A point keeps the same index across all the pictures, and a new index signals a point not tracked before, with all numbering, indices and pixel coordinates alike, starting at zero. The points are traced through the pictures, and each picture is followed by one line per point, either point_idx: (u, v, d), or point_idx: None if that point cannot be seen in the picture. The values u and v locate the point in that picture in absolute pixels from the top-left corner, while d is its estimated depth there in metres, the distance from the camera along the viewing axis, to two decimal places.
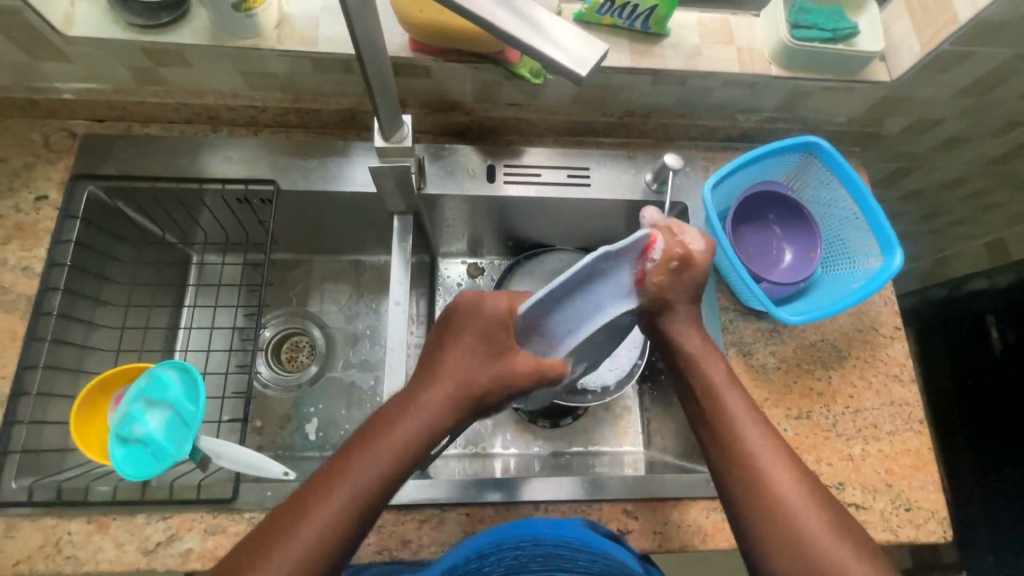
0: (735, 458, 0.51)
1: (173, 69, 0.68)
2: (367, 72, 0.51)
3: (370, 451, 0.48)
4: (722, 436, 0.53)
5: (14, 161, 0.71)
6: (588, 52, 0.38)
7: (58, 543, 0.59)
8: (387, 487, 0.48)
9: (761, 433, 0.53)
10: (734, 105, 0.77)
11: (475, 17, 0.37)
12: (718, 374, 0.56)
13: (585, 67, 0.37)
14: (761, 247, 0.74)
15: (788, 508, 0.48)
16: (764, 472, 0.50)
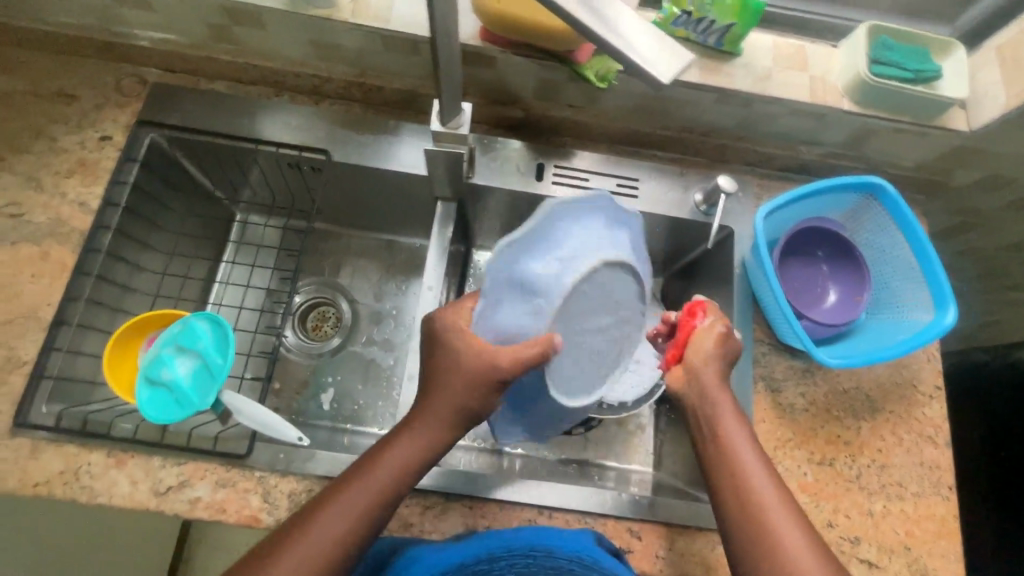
0: (743, 511, 0.51)
1: (247, 30, 0.69)
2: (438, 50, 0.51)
3: (385, 466, 0.52)
4: (733, 489, 0.52)
5: (85, 100, 0.74)
6: (671, 57, 0.35)
7: (77, 471, 0.60)
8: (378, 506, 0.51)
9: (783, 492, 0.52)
10: (799, 135, 0.74)
11: (556, 10, 0.35)
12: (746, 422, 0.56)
13: (667, 74, 0.35)
14: (805, 284, 0.72)
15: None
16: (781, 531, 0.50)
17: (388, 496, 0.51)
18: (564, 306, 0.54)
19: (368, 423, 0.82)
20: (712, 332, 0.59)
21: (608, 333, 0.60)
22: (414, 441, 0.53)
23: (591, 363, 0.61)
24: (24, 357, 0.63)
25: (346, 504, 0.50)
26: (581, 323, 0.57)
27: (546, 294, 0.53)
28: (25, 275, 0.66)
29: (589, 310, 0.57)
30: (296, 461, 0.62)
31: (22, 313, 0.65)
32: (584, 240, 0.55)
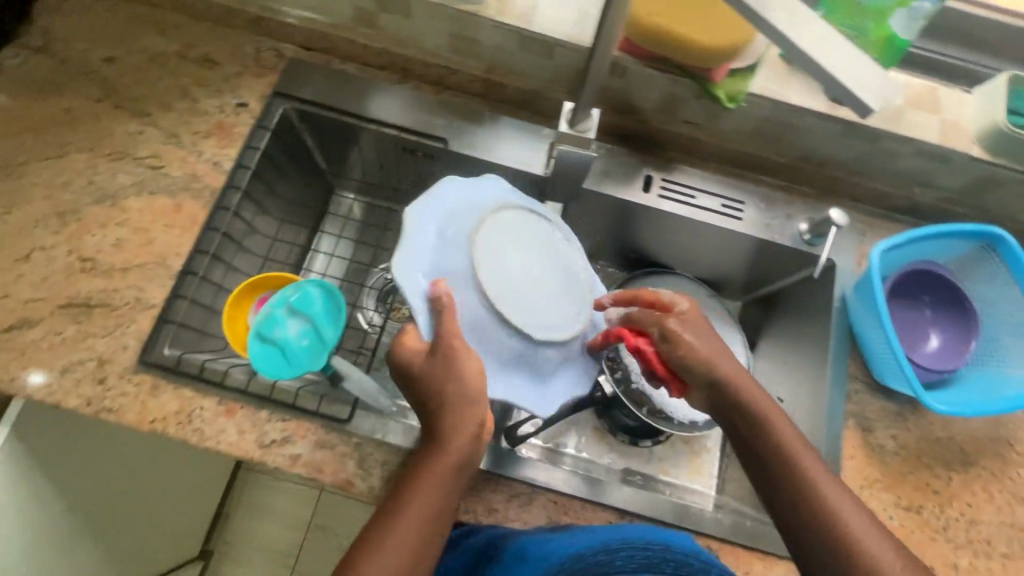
0: (831, 537, 0.52)
1: (391, 17, 0.73)
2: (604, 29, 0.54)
3: (418, 494, 0.51)
4: (815, 516, 0.53)
5: (226, 67, 0.78)
6: (878, 85, 0.35)
7: (190, 414, 0.64)
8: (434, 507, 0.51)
9: (859, 516, 0.53)
10: (917, 176, 0.74)
11: (769, 31, 0.36)
12: (802, 448, 0.56)
13: (875, 102, 0.35)
14: (906, 326, 0.71)
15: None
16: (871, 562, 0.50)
17: (433, 520, 0.51)
18: (480, 262, 0.57)
19: None
20: (671, 334, 0.58)
21: (557, 267, 0.60)
22: (440, 465, 0.52)
23: (557, 301, 0.59)
24: (152, 301, 0.67)
25: (395, 540, 0.49)
26: (513, 271, 0.58)
27: (456, 266, 0.56)
28: (159, 224, 0.70)
29: (517, 271, 0.58)
30: (391, 433, 0.65)
31: (153, 259, 0.69)
32: (433, 215, 0.59)
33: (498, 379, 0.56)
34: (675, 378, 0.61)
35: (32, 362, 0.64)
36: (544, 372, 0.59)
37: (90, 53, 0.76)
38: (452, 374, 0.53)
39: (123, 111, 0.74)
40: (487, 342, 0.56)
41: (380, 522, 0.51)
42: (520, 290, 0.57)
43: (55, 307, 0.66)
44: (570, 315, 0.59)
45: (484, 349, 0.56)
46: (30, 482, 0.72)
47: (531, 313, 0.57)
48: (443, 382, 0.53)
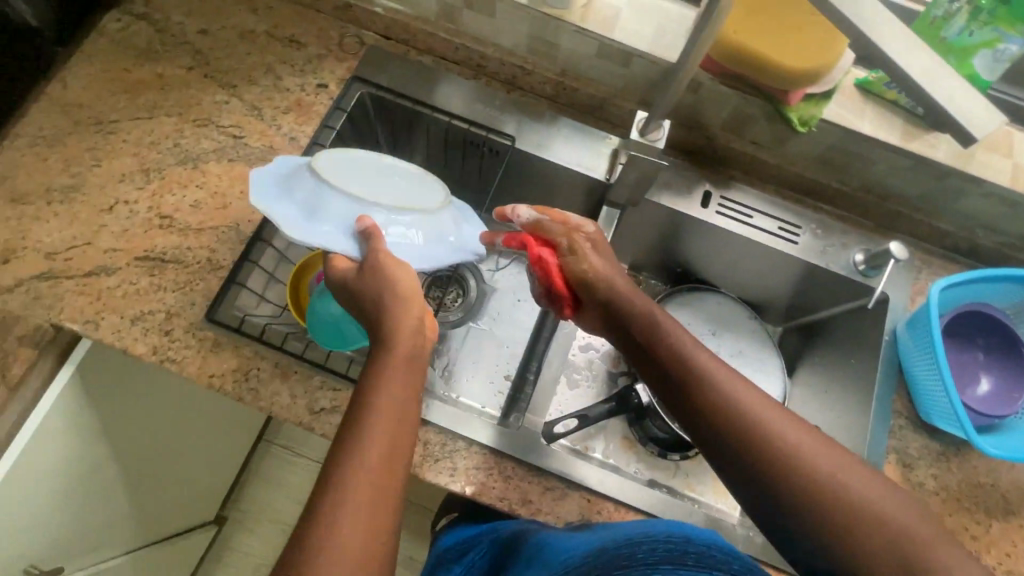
0: (795, 473, 0.49)
1: (476, 14, 0.75)
2: (694, 47, 0.55)
3: (378, 399, 0.49)
4: (774, 454, 0.50)
5: (311, 49, 0.82)
6: (981, 121, 0.38)
7: (247, 373, 0.66)
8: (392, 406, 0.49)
9: (803, 438, 0.51)
10: (982, 218, 0.73)
11: (886, 58, 0.38)
12: (729, 379, 0.54)
13: (979, 129, 0.38)
14: (957, 366, 0.71)
15: (875, 521, 0.47)
16: (829, 482, 0.48)
17: (399, 425, 0.48)
18: (353, 192, 0.59)
19: (474, 398, 0.84)
20: (579, 248, 0.63)
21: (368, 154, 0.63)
22: (392, 364, 0.51)
23: (410, 175, 0.64)
24: (222, 262, 0.70)
25: (364, 449, 0.46)
26: (366, 181, 0.61)
27: (323, 205, 0.58)
28: (236, 190, 0.74)
29: (388, 186, 0.62)
30: (437, 414, 0.66)
31: (226, 222, 0.72)
32: (283, 180, 0.60)
33: (430, 248, 0.62)
34: (570, 295, 0.65)
35: (106, 307, 0.67)
36: (458, 245, 0.65)
37: (186, 24, 0.81)
38: (381, 281, 0.55)
39: (211, 82, 0.78)
40: (404, 240, 0.61)
41: (344, 442, 0.47)
42: (384, 189, 0.62)
43: (132, 258, 0.69)
44: (432, 180, 0.66)
45: (413, 245, 0.61)
46: (83, 423, 0.75)
47: (420, 198, 0.63)
48: (371, 290, 0.55)
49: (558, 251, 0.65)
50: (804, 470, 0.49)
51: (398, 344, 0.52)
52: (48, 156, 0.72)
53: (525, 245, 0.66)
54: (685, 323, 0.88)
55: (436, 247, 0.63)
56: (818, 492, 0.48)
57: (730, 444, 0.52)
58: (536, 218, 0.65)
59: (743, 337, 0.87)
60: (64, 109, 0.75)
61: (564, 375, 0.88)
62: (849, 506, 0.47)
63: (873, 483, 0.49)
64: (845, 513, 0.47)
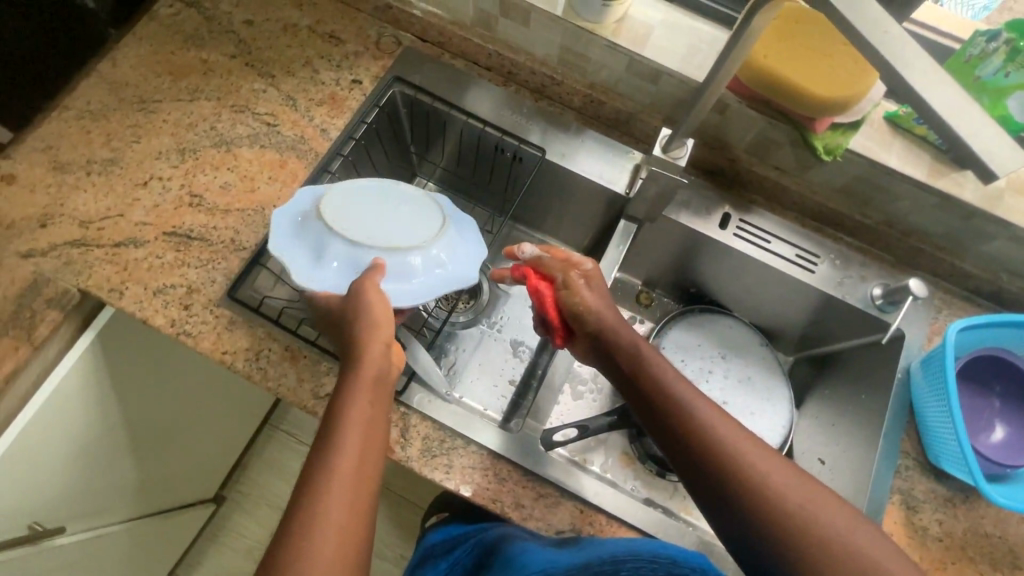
0: (765, 506, 0.49)
1: (511, 23, 0.77)
2: (721, 70, 0.56)
3: (348, 418, 0.50)
4: (745, 485, 0.50)
5: (349, 45, 0.84)
6: (1000, 154, 0.37)
7: (258, 353, 0.68)
8: (364, 424, 0.50)
9: (783, 476, 0.51)
10: (1007, 262, 0.72)
11: (911, 89, 0.38)
12: (714, 414, 0.54)
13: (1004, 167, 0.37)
14: (971, 409, 0.69)
15: (854, 563, 0.47)
16: (809, 523, 0.48)
17: (368, 438, 0.50)
18: (353, 233, 0.64)
19: (477, 399, 0.85)
20: (573, 283, 0.64)
21: (370, 189, 0.69)
22: (360, 381, 0.52)
23: (408, 205, 0.69)
24: (245, 244, 0.73)
25: (334, 471, 0.47)
26: (366, 216, 0.66)
27: (326, 244, 0.64)
28: (265, 176, 0.76)
29: (389, 223, 0.67)
30: (438, 410, 0.67)
31: (252, 205, 0.75)
32: (296, 216, 0.66)
33: (421, 280, 0.65)
34: (563, 325, 0.65)
35: (131, 277, 0.69)
36: (449, 276, 0.67)
37: (233, 14, 0.84)
38: (362, 308, 0.57)
39: (252, 71, 0.81)
40: (399, 271, 0.65)
41: (317, 460, 0.48)
42: (381, 222, 0.67)
43: (161, 233, 0.72)
44: (429, 207, 0.70)
45: (407, 278, 0.65)
46: (98, 389, 0.77)
47: (417, 227, 0.68)
48: (353, 316, 0.56)
49: (554, 284, 0.65)
50: (783, 508, 0.49)
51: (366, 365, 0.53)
52: (92, 129, 0.76)
53: (525, 276, 0.66)
54: (695, 344, 0.87)
55: (427, 281, 0.66)
56: (799, 531, 0.48)
57: (703, 474, 0.52)
58: (541, 253, 0.66)
59: (753, 363, 0.86)
60: (112, 86, 0.78)
61: (568, 385, 0.88)
62: (830, 549, 0.47)
63: (852, 523, 0.49)
64: (827, 555, 0.47)
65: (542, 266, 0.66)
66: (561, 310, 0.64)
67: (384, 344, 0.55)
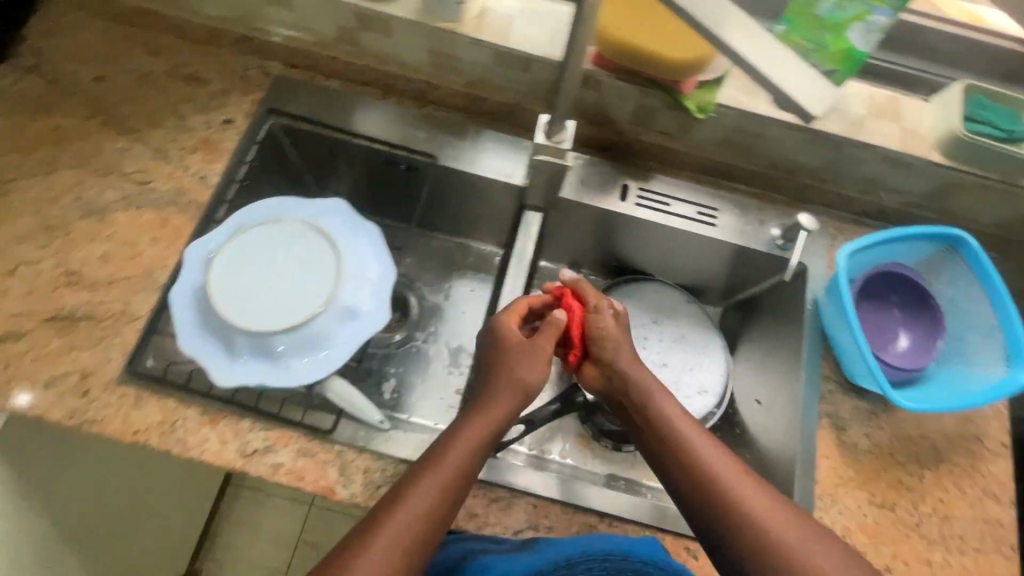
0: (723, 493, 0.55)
1: (373, 35, 0.75)
2: (574, 54, 0.56)
3: (439, 464, 0.56)
4: (714, 472, 0.57)
5: (215, 84, 0.80)
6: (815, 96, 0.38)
7: (173, 425, 0.64)
8: (455, 470, 0.56)
9: (764, 494, 0.56)
10: (881, 182, 0.76)
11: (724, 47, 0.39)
12: (703, 440, 0.59)
13: (816, 109, 0.38)
14: (875, 325, 0.74)
15: (814, 573, 0.52)
16: (780, 537, 0.53)
17: (449, 489, 0.56)
18: (252, 320, 0.63)
19: (426, 417, 0.84)
20: (603, 309, 0.68)
21: (252, 253, 0.67)
22: (471, 431, 0.59)
23: (302, 263, 0.67)
24: (138, 313, 0.68)
25: (394, 524, 0.53)
26: (261, 291, 0.65)
27: (233, 339, 0.63)
28: (146, 237, 0.72)
29: (285, 291, 0.65)
30: (373, 441, 0.65)
31: (137, 271, 0.70)
32: (198, 314, 0.65)
33: (337, 343, 0.65)
34: (579, 346, 0.68)
35: (14, 375, 0.64)
36: (363, 327, 0.67)
37: (80, 73, 0.79)
38: (514, 354, 0.64)
39: (112, 129, 0.76)
40: (315, 342, 0.64)
41: (401, 490, 0.55)
42: (277, 293, 0.65)
43: (40, 320, 0.67)
44: (324, 257, 0.68)
45: (324, 347, 0.65)
46: (12, 498, 0.72)
47: (311, 277, 0.66)
48: (508, 358, 0.64)
49: (585, 307, 0.69)
50: (756, 523, 0.54)
51: (457, 446, 0.58)
52: None
53: (558, 296, 0.70)
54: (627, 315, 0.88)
55: (342, 340, 0.66)
56: (767, 543, 0.53)
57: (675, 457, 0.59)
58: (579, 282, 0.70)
59: (684, 322, 0.88)
60: None
61: None
62: (789, 560, 0.52)
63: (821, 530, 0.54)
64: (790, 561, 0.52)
65: (579, 291, 0.70)
66: (590, 333, 0.67)
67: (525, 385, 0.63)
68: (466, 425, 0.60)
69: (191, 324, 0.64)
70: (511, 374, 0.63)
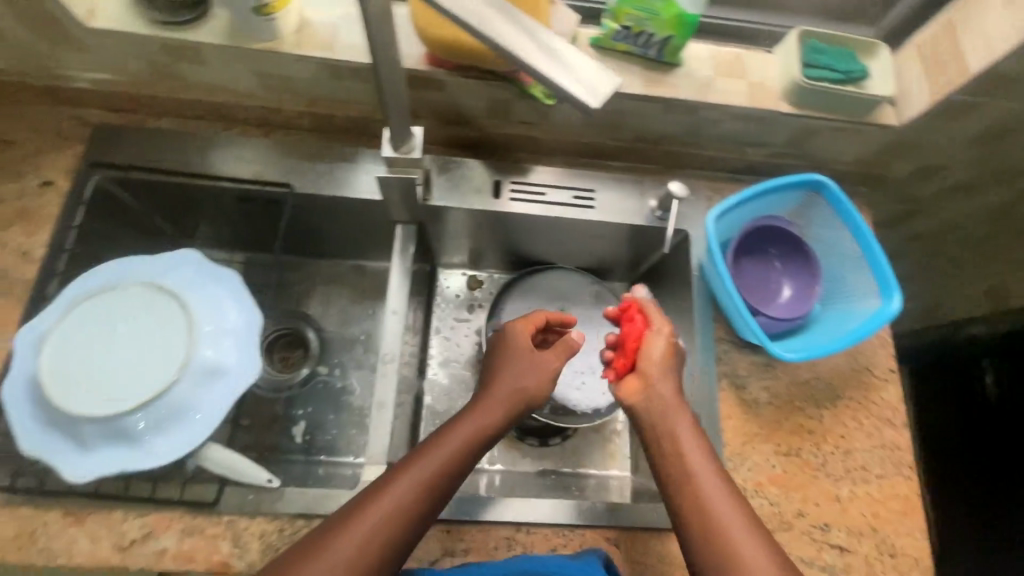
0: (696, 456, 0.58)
1: (189, 66, 0.68)
2: (383, 77, 0.52)
3: (429, 460, 0.57)
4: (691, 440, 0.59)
5: (25, 145, 0.72)
6: (593, 87, 0.39)
7: (32, 534, 0.58)
8: (444, 466, 0.57)
9: (726, 493, 0.55)
10: (742, 138, 0.77)
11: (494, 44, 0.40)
12: (693, 424, 0.60)
13: (598, 100, 0.39)
14: (758, 279, 0.75)
15: (753, 550, 0.53)
16: (728, 535, 0.53)
17: (434, 489, 0.56)
18: (98, 404, 0.57)
19: (339, 453, 0.84)
20: (665, 329, 0.65)
21: (85, 331, 0.60)
22: (468, 431, 0.60)
23: (149, 328, 0.61)
24: None
25: (372, 514, 0.53)
26: (104, 370, 0.58)
27: (79, 428, 0.57)
28: None
29: (131, 363, 0.59)
30: (264, 504, 0.61)
31: None
32: (34, 408, 0.58)
33: (203, 407, 0.60)
34: (628, 362, 0.65)
35: None
36: (231, 383, 0.62)
37: None
38: (522, 355, 0.67)
39: None
40: (177, 413, 0.59)
41: (389, 479, 0.56)
42: (124, 368, 0.59)
43: None
44: (173, 317, 0.61)
45: (191, 415, 0.60)
46: None
47: (161, 343, 0.60)
48: (514, 357, 0.67)
49: (644, 326, 0.66)
50: (709, 519, 0.54)
51: (428, 460, 0.57)
52: None
53: (625, 312, 0.69)
54: (532, 308, 0.86)
55: (208, 402, 0.60)
56: (712, 538, 0.53)
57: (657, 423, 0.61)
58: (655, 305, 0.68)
59: (589, 306, 0.87)
60: None
61: (429, 397, 0.86)
62: (734, 550, 0.52)
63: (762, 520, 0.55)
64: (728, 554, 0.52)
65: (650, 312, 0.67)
66: (647, 350, 0.63)
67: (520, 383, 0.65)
68: (468, 421, 0.61)
69: (28, 421, 0.58)
70: (509, 371, 0.66)
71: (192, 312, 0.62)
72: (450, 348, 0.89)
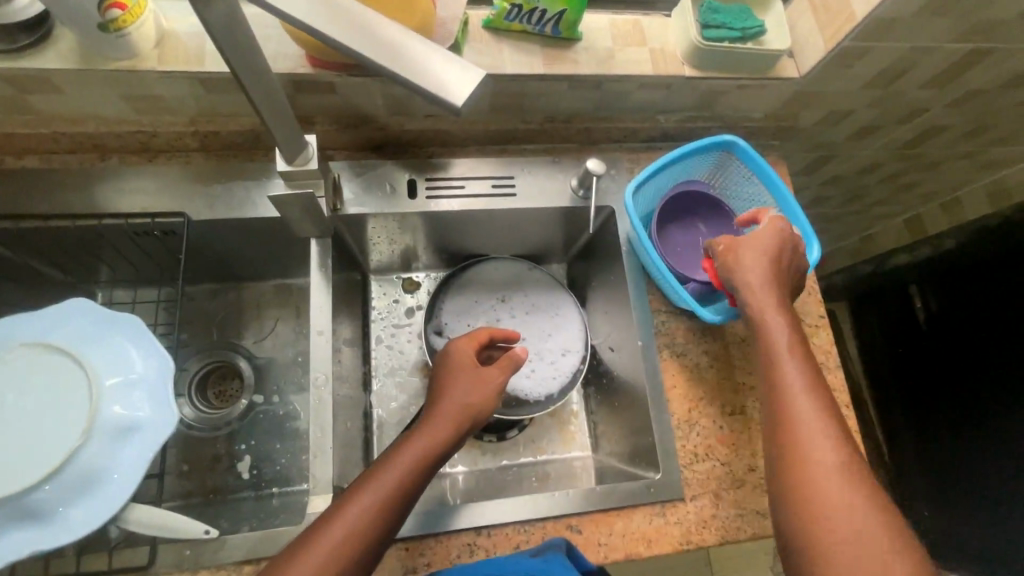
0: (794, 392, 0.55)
1: (41, 96, 0.62)
2: (254, 94, 0.47)
3: (396, 464, 0.55)
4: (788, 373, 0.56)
5: None
6: (459, 82, 0.36)
7: None
8: (407, 474, 0.54)
9: (829, 440, 0.52)
10: (654, 106, 0.76)
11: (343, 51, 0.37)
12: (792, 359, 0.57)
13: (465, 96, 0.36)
14: (686, 244, 0.75)
15: (836, 489, 0.49)
16: (809, 471, 0.50)
17: (401, 496, 0.53)
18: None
19: (296, 482, 0.79)
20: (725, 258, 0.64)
21: None
22: (428, 433, 0.58)
23: (39, 392, 0.53)
24: None
25: (339, 524, 0.50)
26: None
27: None
28: None
29: (20, 434, 0.51)
30: (204, 556, 0.59)
31: None
32: None
33: (121, 466, 0.54)
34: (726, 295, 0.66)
35: None
36: (152, 432, 0.56)
37: None
38: (464, 369, 0.64)
39: None
40: (92, 478, 0.52)
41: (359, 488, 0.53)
42: (15, 440, 0.51)
43: None
44: (70, 372, 0.55)
45: (109, 477, 0.53)
46: None
47: (55, 404, 0.53)
48: (455, 369, 0.64)
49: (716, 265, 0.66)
50: (796, 448, 0.52)
51: (383, 481, 0.53)
52: None
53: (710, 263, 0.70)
54: (474, 302, 0.84)
55: (125, 460, 0.54)
56: (798, 489, 0.50)
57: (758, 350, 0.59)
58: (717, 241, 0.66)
59: (529, 291, 0.85)
60: None
61: (379, 409, 0.82)
62: (811, 481, 0.50)
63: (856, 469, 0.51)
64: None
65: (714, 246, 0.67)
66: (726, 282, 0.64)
67: (464, 399, 0.62)
68: (434, 427, 0.58)
69: None
70: (454, 385, 0.63)
71: (91, 363, 0.56)
72: (394, 357, 0.85)
